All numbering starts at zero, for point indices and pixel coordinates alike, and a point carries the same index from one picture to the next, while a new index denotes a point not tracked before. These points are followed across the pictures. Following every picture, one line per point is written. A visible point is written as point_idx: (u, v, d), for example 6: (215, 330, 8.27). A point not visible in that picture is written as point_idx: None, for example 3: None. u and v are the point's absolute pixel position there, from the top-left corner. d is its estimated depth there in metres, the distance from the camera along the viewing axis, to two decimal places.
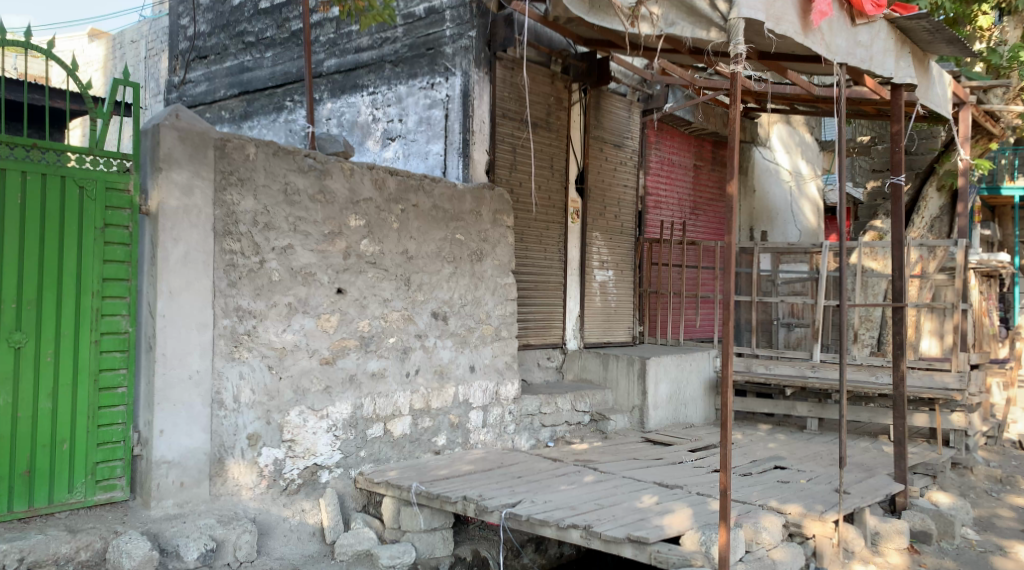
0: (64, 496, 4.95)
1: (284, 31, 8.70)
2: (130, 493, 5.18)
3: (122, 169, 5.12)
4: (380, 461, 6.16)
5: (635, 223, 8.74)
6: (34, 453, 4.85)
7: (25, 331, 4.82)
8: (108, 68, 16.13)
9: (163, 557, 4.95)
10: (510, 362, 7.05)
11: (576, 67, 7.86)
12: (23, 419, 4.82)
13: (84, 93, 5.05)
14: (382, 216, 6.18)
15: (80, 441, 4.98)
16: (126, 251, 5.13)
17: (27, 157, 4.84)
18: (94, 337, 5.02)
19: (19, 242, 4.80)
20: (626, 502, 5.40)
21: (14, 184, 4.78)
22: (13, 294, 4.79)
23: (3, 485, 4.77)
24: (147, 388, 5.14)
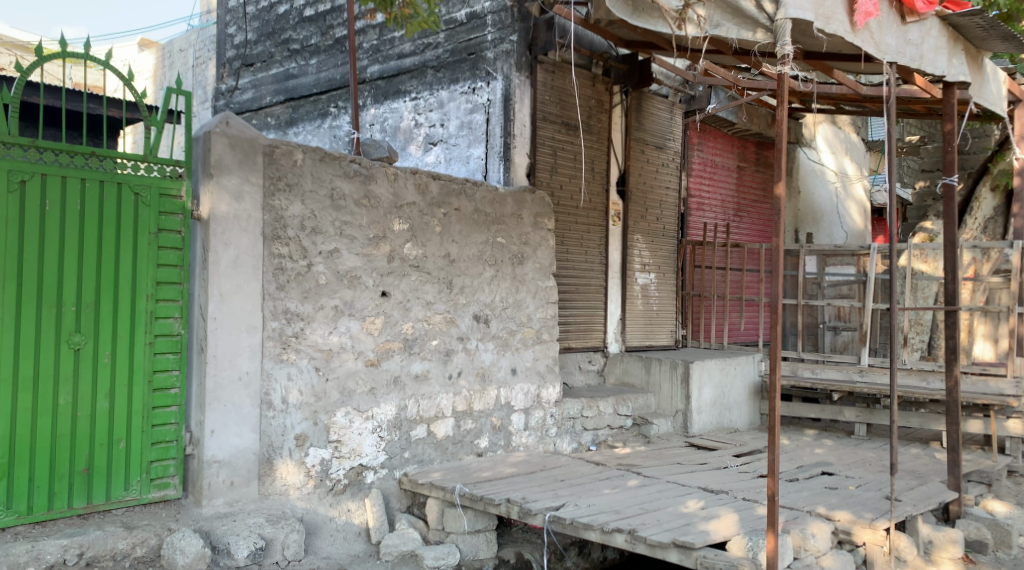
0: (120, 494, 5.03)
1: (328, 38, 8.78)
2: (183, 492, 5.25)
3: (175, 175, 5.20)
4: (424, 463, 6.18)
5: (678, 226, 8.67)
6: (92, 452, 4.93)
7: (84, 333, 4.90)
8: (158, 76, 16.47)
9: (215, 555, 4.98)
10: (552, 365, 7.03)
11: (617, 69, 7.79)
12: (82, 418, 4.90)
13: (139, 102, 5.11)
14: (425, 220, 6.20)
15: (135, 441, 5.06)
16: (178, 255, 5.21)
17: (85, 164, 4.93)
18: (148, 339, 5.10)
19: (78, 247, 4.88)
20: (671, 507, 5.36)
21: (73, 190, 4.87)
22: (73, 297, 4.87)
23: (63, 483, 4.85)
24: (199, 389, 5.21)
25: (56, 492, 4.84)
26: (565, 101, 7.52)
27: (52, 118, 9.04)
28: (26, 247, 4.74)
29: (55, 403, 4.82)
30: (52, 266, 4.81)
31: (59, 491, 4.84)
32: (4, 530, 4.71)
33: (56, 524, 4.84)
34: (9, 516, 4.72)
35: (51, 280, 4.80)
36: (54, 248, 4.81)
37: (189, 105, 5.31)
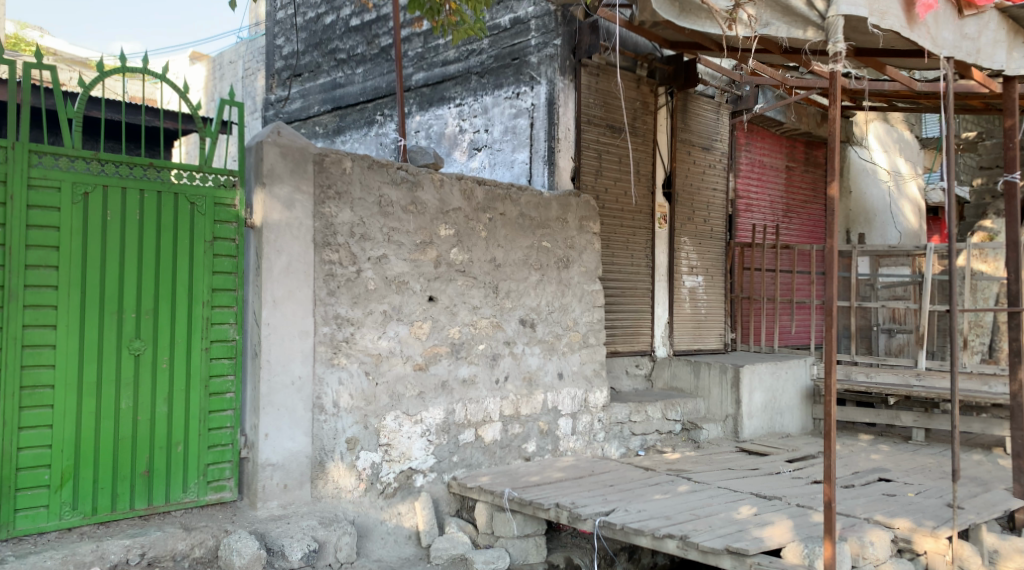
0: (179, 496, 5.10)
1: (373, 47, 8.84)
2: (238, 494, 5.31)
3: (228, 184, 5.26)
4: (472, 467, 6.18)
5: (726, 228, 8.57)
6: (152, 455, 5.00)
7: (144, 339, 4.98)
8: (210, 88, 16.76)
9: (269, 557, 5.00)
10: (599, 369, 6.99)
11: (662, 70, 7.75)
12: (142, 422, 4.97)
13: (193, 113, 5.17)
14: (470, 225, 6.20)
15: (193, 444, 5.13)
16: (233, 262, 5.27)
17: (144, 175, 5.00)
18: (205, 344, 5.16)
19: (138, 254, 4.96)
20: (724, 513, 5.29)
21: (132, 200, 4.94)
22: (133, 304, 4.95)
23: (125, 485, 4.93)
24: (253, 394, 5.27)
25: (119, 493, 4.92)
26: (610, 103, 7.48)
27: (113, 133, 9.27)
28: (89, 256, 4.82)
29: (117, 407, 4.90)
30: (114, 274, 4.89)
31: (121, 492, 4.92)
32: (70, 531, 4.80)
33: (119, 524, 4.92)
34: (75, 517, 4.80)
35: (113, 287, 4.88)
36: (115, 256, 4.89)
37: (241, 115, 5.37)
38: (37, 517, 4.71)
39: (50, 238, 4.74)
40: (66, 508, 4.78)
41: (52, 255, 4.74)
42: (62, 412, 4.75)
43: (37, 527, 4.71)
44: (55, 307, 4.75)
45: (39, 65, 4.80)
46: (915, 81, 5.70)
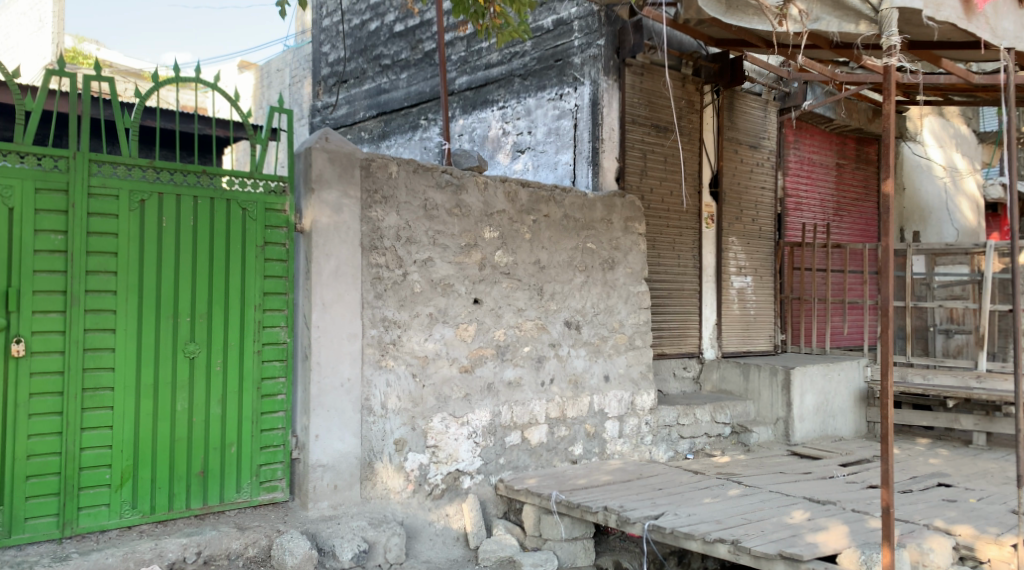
0: (233, 496, 5.15)
1: (417, 52, 8.87)
2: (290, 494, 5.34)
3: (278, 190, 5.30)
4: (519, 469, 6.16)
5: (775, 227, 8.45)
6: (207, 456, 5.06)
7: (198, 343, 5.04)
8: (259, 96, 16.95)
9: (320, 557, 5.05)
10: (646, 371, 6.91)
11: (707, 68, 7.65)
12: (197, 423, 5.03)
13: (244, 121, 5.23)
14: (515, 227, 6.18)
15: (246, 445, 5.18)
16: (283, 266, 5.31)
17: (197, 182, 5.06)
18: (257, 347, 5.21)
19: (192, 259, 5.02)
20: (776, 517, 5.20)
21: (187, 207, 5.01)
22: (188, 308, 5.01)
23: (181, 485, 4.99)
24: (304, 396, 5.29)
25: (175, 493, 4.98)
26: (655, 103, 7.41)
27: (166, 142, 9.42)
28: (146, 261, 4.89)
29: (174, 409, 4.97)
30: (169, 278, 4.95)
31: (178, 492, 4.98)
32: (129, 529, 4.86)
33: (176, 523, 4.98)
34: (134, 516, 4.87)
35: (169, 291, 4.95)
36: (170, 261, 4.96)
37: (291, 123, 5.41)
38: (98, 515, 4.79)
39: (108, 244, 4.81)
40: (126, 507, 4.85)
41: (111, 261, 4.81)
42: (121, 413, 4.82)
43: (99, 525, 4.78)
44: (114, 311, 4.82)
45: (99, 77, 4.88)
46: (974, 73, 5.61)
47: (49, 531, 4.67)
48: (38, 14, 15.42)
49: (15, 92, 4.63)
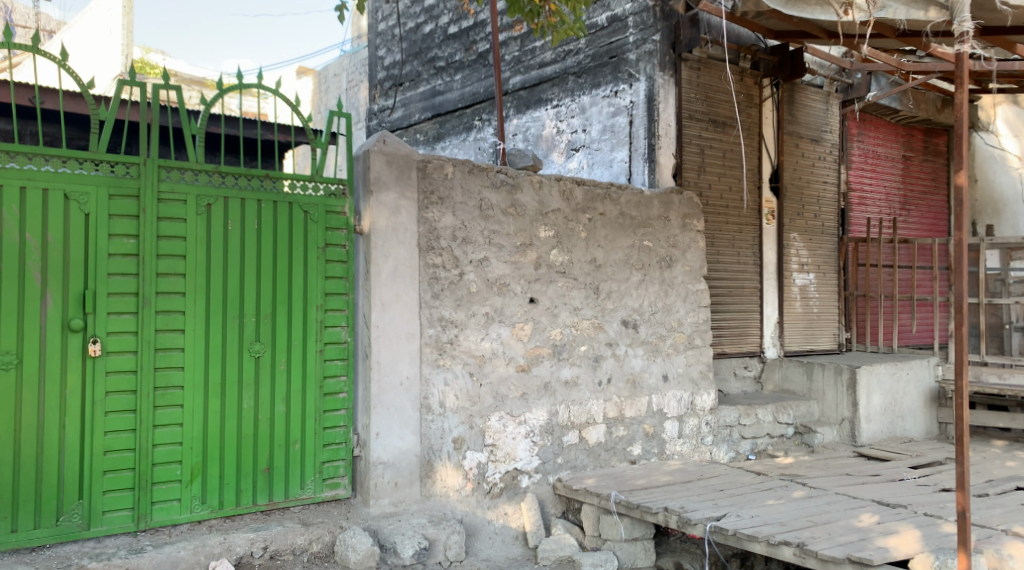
0: (297, 492, 5.20)
1: (471, 53, 8.86)
2: (352, 491, 5.37)
3: (337, 193, 5.34)
4: (577, 469, 6.11)
5: (838, 222, 8.26)
6: (272, 453, 5.12)
7: (263, 342, 5.10)
8: (317, 101, 17.14)
9: (383, 553, 5.07)
10: (705, 371, 6.81)
11: (767, 61, 7.57)
12: (262, 421, 5.09)
13: (304, 126, 5.29)
14: (570, 226, 6.13)
15: (309, 442, 5.22)
16: (344, 268, 5.35)
17: (260, 186, 5.11)
18: (319, 346, 5.25)
19: (257, 261, 5.08)
20: (843, 520, 5.08)
21: (251, 210, 5.07)
22: (253, 309, 5.07)
23: (248, 481, 5.06)
24: (364, 394, 5.32)
25: (243, 489, 5.04)
26: (712, 97, 7.29)
27: (230, 148, 9.48)
28: (213, 262, 4.96)
29: (240, 408, 5.03)
30: (235, 280, 5.02)
31: (245, 488, 5.05)
32: (199, 524, 4.94)
33: (243, 518, 5.05)
34: (203, 511, 4.94)
35: (235, 292, 5.02)
36: (235, 262, 5.02)
37: (349, 126, 5.44)
38: (170, 510, 4.87)
39: (177, 248, 4.88)
40: (196, 502, 4.92)
41: (179, 263, 4.89)
42: (191, 411, 4.90)
43: (171, 519, 4.86)
44: (183, 312, 4.89)
45: (166, 86, 4.95)
46: None
47: (124, 525, 4.76)
48: (109, 25, 15.82)
49: (90, 102, 4.71)
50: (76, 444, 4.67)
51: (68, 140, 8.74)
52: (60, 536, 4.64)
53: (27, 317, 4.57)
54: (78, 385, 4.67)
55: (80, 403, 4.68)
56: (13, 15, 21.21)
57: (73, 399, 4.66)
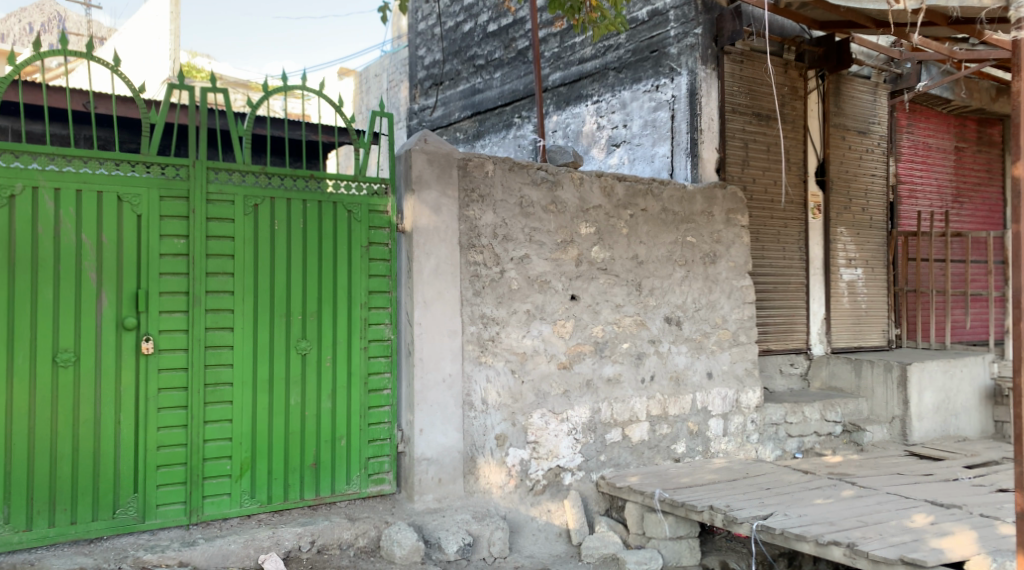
0: (343, 487, 5.21)
1: (511, 51, 8.84)
2: (397, 487, 5.38)
3: (380, 192, 5.34)
4: (620, 466, 6.06)
5: (887, 216, 8.10)
6: (318, 449, 5.14)
7: (309, 339, 5.12)
8: (359, 102, 17.22)
9: (427, 548, 5.11)
10: (751, 368, 6.72)
11: (812, 52, 7.34)
12: (309, 417, 5.12)
13: (347, 126, 5.31)
14: (612, 222, 6.08)
15: (354, 438, 5.24)
16: (387, 266, 5.35)
17: (305, 186, 5.14)
18: (364, 343, 5.26)
19: (303, 259, 5.11)
20: (896, 521, 4.97)
21: (296, 210, 5.10)
22: (299, 307, 5.10)
23: (295, 476, 5.09)
24: (408, 391, 5.32)
25: (291, 484, 5.08)
26: (756, 91, 7.20)
27: (277, 149, 9.47)
28: (261, 261, 5.00)
29: (288, 404, 5.07)
30: (282, 278, 5.05)
31: (293, 483, 5.08)
32: (249, 518, 4.99)
33: (291, 513, 5.10)
34: (253, 505, 4.99)
35: (282, 290, 5.05)
36: (282, 261, 5.06)
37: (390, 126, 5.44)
38: (221, 504, 4.91)
39: (226, 247, 4.93)
40: (245, 497, 4.97)
41: (228, 262, 4.93)
42: (240, 407, 4.94)
43: (221, 513, 4.91)
44: (232, 311, 4.94)
45: (214, 89, 4.99)
46: None
47: (177, 518, 4.82)
48: (157, 30, 16.06)
49: (141, 106, 4.78)
50: (130, 440, 4.72)
51: (121, 144, 8.75)
52: (116, 528, 4.70)
53: (83, 317, 4.63)
54: (133, 382, 4.73)
55: (134, 399, 4.73)
56: (65, 22, 21.62)
57: (128, 396, 4.72)
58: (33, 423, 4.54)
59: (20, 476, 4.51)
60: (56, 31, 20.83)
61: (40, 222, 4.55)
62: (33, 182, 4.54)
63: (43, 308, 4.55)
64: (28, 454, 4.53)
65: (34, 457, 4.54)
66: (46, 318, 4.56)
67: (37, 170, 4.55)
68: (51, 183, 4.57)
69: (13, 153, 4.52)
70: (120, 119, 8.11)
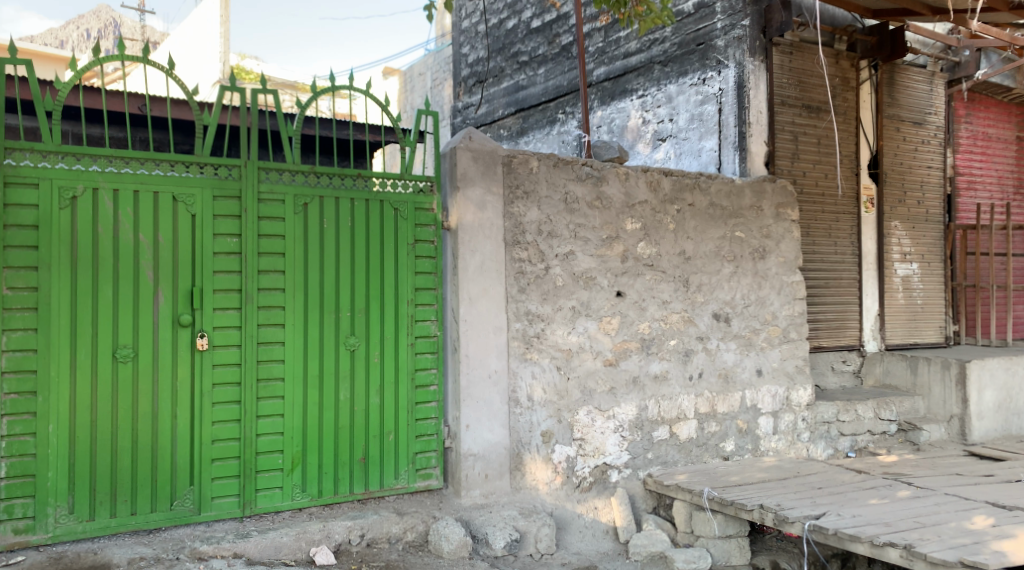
0: (392, 482, 5.22)
1: (555, 47, 8.78)
2: (444, 482, 5.37)
3: (425, 190, 5.33)
4: (668, 464, 5.98)
5: (944, 209, 7.89)
6: (367, 443, 5.15)
7: (358, 335, 5.13)
8: (404, 100, 17.27)
9: (474, 543, 5.09)
10: (801, 366, 6.59)
11: (864, 42, 7.25)
12: (358, 412, 5.13)
13: (394, 125, 5.30)
14: (658, 218, 6.00)
15: (402, 433, 5.24)
16: (433, 263, 5.34)
17: (353, 185, 5.15)
18: (410, 340, 5.26)
19: (352, 256, 5.12)
20: (954, 522, 4.84)
21: (344, 209, 5.11)
22: (347, 304, 5.11)
23: (345, 470, 5.10)
24: (455, 387, 5.31)
25: (340, 478, 5.09)
26: (806, 82, 7.06)
27: (325, 148, 9.48)
28: (310, 259, 5.02)
29: (337, 399, 5.08)
30: (331, 275, 5.06)
31: (342, 477, 5.10)
32: (300, 511, 5.01)
33: (341, 506, 5.11)
34: (304, 498, 5.01)
35: (330, 287, 5.06)
36: (331, 258, 5.07)
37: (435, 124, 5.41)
38: (273, 497, 4.94)
39: (276, 245, 4.95)
40: (297, 490, 4.99)
41: (279, 261, 4.96)
42: (291, 402, 4.97)
43: (274, 506, 4.94)
44: (283, 308, 4.96)
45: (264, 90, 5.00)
46: None
47: (231, 510, 4.86)
48: (208, 33, 16.27)
49: (194, 109, 4.81)
50: (186, 434, 4.77)
51: (175, 146, 8.83)
52: (174, 519, 4.75)
53: (141, 316, 4.68)
54: (188, 378, 4.77)
55: (190, 394, 4.77)
56: (120, 28, 22.00)
57: (184, 392, 4.76)
58: (94, 418, 4.60)
59: (83, 468, 4.58)
60: (112, 36, 21.16)
61: (100, 222, 4.60)
62: (94, 183, 4.60)
63: (103, 306, 4.61)
64: (90, 448, 4.59)
65: (96, 451, 4.60)
66: (105, 316, 4.61)
67: (97, 171, 4.60)
68: (110, 185, 4.62)
69: (74, 155, 4.58)
70: (174, 122, 8.23)
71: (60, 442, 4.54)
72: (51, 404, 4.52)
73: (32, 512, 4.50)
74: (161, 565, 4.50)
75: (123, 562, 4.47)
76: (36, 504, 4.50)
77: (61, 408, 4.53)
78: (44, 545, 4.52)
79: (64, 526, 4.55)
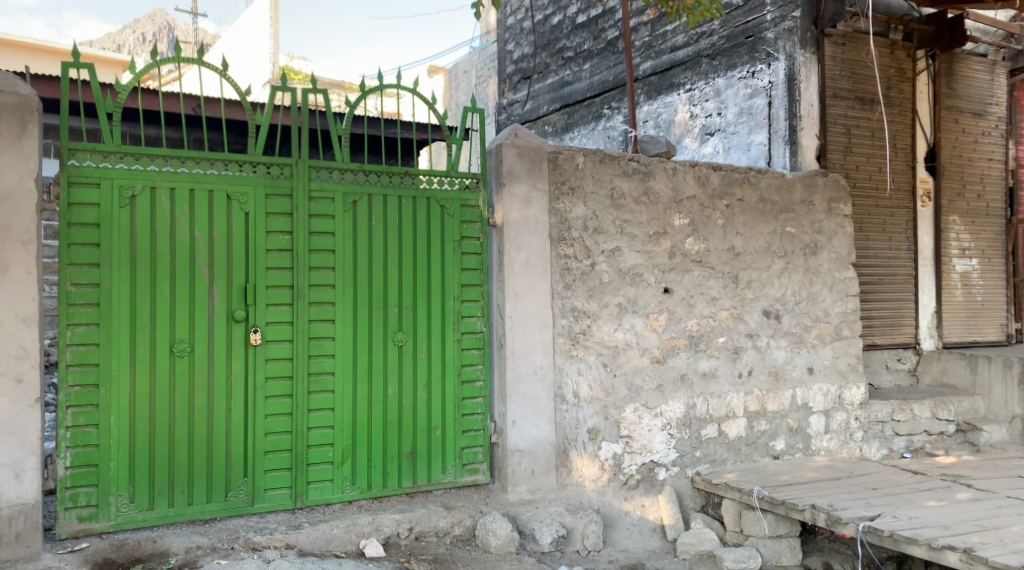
0: (439, 476, 5.21)
1: (600, 41, 8.70)
2: (491, 477, 5.34)
3: (471, 186, 5.31)
4: (717, 463, 5.90)
5: (1006, 202, 7.63)
6: (415, 437, 5.15)
7: (406, 331, 5.13)
8: (449, 98, 17.30)
9: (522, 539, 5.05)
10: (854, 364, 6.45)
11: (921, 32, 7.15)
12: (407, 407, 5.13)
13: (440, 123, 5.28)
14: (707, 213, 5.91)
15: (450, 428, 5.22)
16: (478, 259, 5.32)
17: (401, 183, 5.14)
18: (456, 336, 5.24)
19: (400, 253, 5.12)
20: (1016, 526, 4.70)
21: (392, 206, 5.11)
22: (396, 300, 5.11)
23: (394, 464, 5.11)
24: (500, 382, 5.28)
25: (389, 472, 5.10)
26: (859, 74, 6.91)
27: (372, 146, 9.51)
28: (360, 255, 5.02)
29: (386, 394, 5.08)
30: (379, 270, 5.07)
31: (391, 471, 5.10)
32: (350, 503, 5.03)
33: (389, 500, 5.11)
34: (354, 491, 5.03)
35: (379, 283, 5.07)
36: (380, 254, 5.07)
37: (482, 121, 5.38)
38: (324, 489, 4.96)
39: (327, 242, 4.96)
40: (347, 483, 5.01)
41: (329, 257, 4.97)
42: (342, 397, 4.98)
43: (324, 499, 4.96)
44: (333, 304, 4.97)
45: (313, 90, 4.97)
46: None
47: (283, 502, 4.88)
48: (258, 35, 16.47)
49: (247, 109, 4.82)
50: (240, 426, 4.80)
51: (228, 145, 8.93)
52: (228, 510, 4.79)
53: (197, 312, 4.72)
54: (242, 372, 4.80)
55: (244, 388, 4.81)
56: (173, 31, 22.38)
57: (238, 386, 4.79)
58: (152, 411, 4.65)
59: (143, 459, 4.63)
60: (165, 40, 21.50)
61: (157, 220, 4.64)
62: (151, 182, 4.64)
63: (161, 303, 4.65)
64: (149, 440, 4.64)
65: (155, 444, 4.65)
66: (163, 313, 4.66)
67: (154, 171, 4.65)
68: (168, 184, 4.66)
69: (133, 156, 4.63)
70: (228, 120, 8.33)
71: (121, 433, 4.59)
72: (112, 397, 4.57)
73: (95, 501, 4.56)
74: (217, 554, 4.55)
75: (181, 551, 4.52)
76: (98, 494, 4.56)
77: (122, 400, 4.59)
78: (106, 532, 4.58)
79: (126, 515, 4.61)
